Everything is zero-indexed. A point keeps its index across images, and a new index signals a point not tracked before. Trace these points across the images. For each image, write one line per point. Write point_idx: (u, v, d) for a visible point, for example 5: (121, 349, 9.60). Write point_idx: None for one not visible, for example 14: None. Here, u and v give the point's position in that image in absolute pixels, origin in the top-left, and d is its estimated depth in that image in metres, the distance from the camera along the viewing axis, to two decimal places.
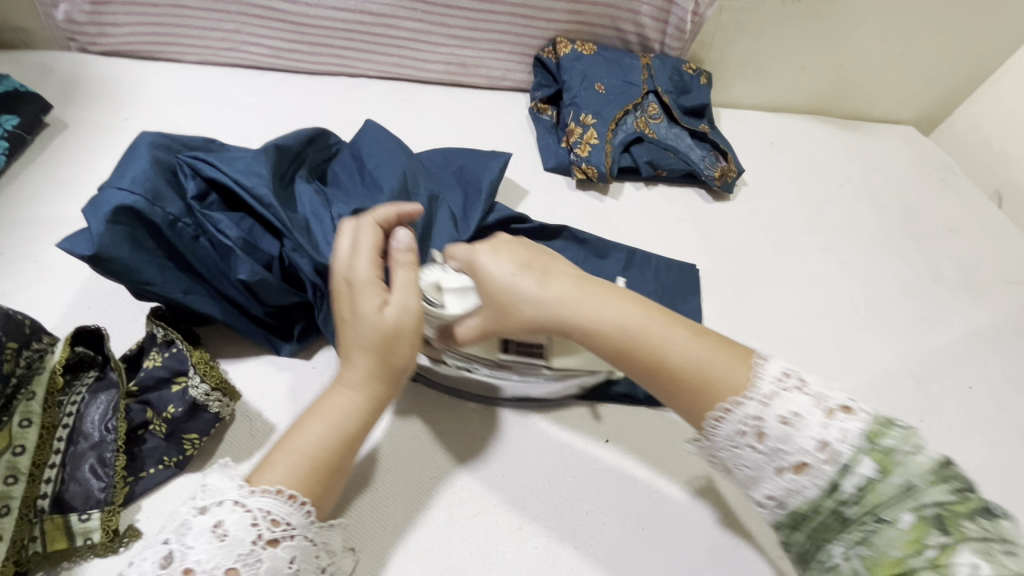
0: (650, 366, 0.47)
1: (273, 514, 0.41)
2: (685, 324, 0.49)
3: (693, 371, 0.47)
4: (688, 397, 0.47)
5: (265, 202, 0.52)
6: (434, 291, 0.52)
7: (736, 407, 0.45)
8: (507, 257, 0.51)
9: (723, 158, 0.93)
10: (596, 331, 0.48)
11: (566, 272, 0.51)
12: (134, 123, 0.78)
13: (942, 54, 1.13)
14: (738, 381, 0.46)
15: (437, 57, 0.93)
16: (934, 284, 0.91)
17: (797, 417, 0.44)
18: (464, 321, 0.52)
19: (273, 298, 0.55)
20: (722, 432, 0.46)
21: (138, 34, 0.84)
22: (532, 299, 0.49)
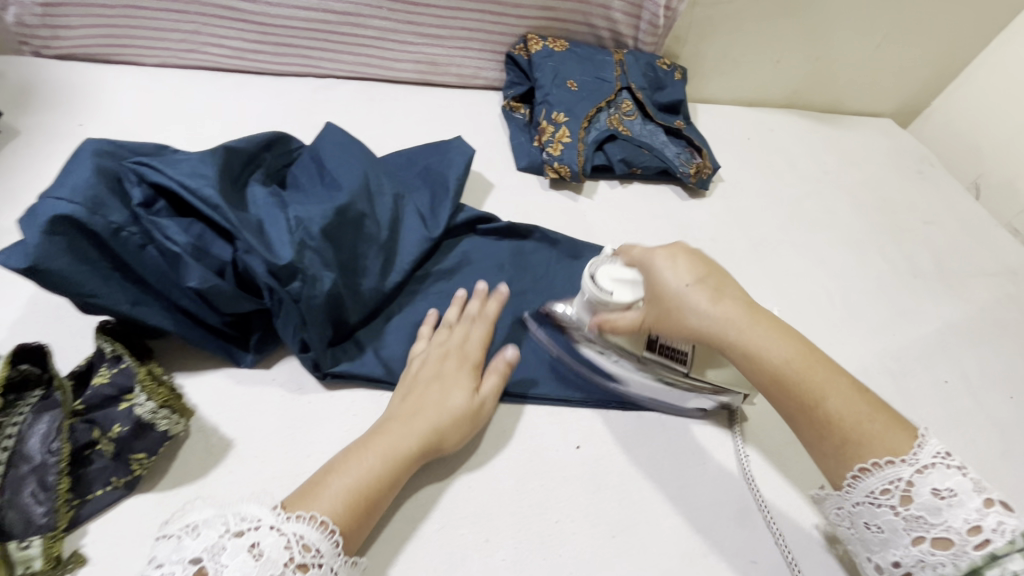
0: (801, 404, 0.48)
1: (305, 540, 0.42)
2: (851, 379, 0.48)
3: (844, 418, 0.47)
4: (835, 440, 0.47)
5: (211, 204, 0.50)
6: (605, 276, 0.57)
7: (885, 466, 0.45)
8: (686, 268, 0.52)
9: (699, 155, 0.92)
10: (754, 360, 0.50)
11: (738, 295, 0.52)
12: (90, 128, 0.75)
13: (917, 46, 1.13)
14: (888, 437, 0.46)
15: (407, 56, 0.92)
16: (911, 277, 0.90)
17: (952, 494, 0.43)
18: (626, 312, 0.56)
19: (227, 306, 0.52)
20: (863, 486, 0.46)
21: (94, 37, 0.81)
22: (702, 316, 0.50)
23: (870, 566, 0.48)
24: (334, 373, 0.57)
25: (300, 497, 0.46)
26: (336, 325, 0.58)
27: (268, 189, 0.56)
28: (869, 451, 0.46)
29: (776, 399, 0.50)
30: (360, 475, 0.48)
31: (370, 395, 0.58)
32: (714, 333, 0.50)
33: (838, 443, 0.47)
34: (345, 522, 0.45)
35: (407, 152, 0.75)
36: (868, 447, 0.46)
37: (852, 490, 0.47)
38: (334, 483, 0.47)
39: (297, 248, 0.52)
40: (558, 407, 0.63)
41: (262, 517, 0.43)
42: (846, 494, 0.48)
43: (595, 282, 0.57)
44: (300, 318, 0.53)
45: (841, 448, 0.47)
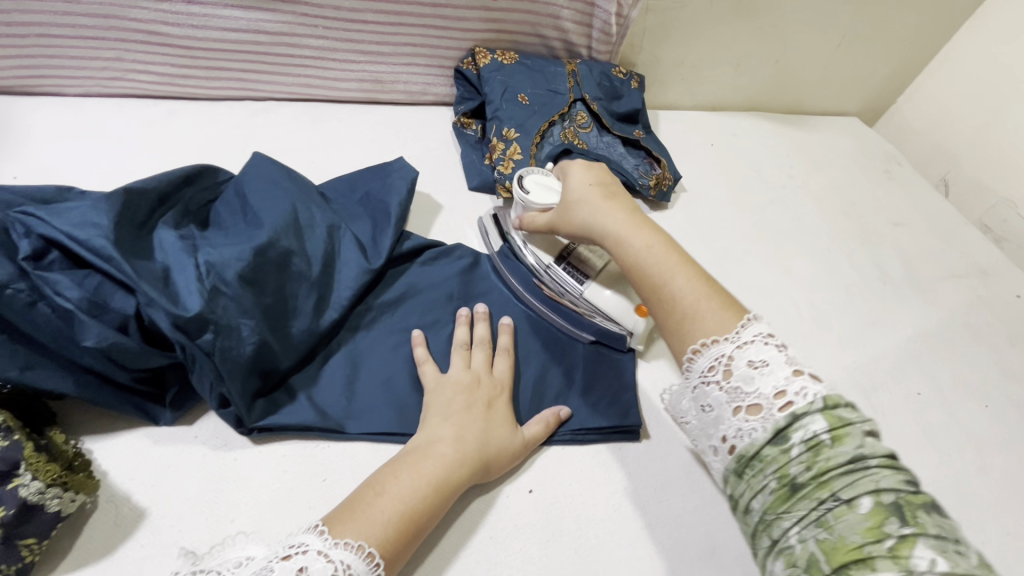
0: (648, 287, 0.53)
1: (351, 570, 0.41)
2: (703, 270, 0.53)
3: (686, 297, 0.50)
4: (675, 316, 0.50)
5: (105, 256, 0.46)
6: (531, 180, 0.67)
7: (715, 344, 0.46)
8: (590, 176, 0.63)
9: (658, 165, 0.89)
10: (620, 248, 0.56)
11: (629, 203, 0.60)
12: (3, 167, 0.70)
13: (878, 43, 1.11)
14: (719, 318, 0.48)
15: (349, 74, 0.88)
16: (879, 283, 0.88)
17: (764, 364, 0.43)
18: (541, 208, 0.66)
19: (134, 364, 0.48)
20: (698, 367, 0.47)
21: (6, 69, 0.76)
22: (588, 210, 0.60)
23: (709, 453, 0.47)
24: (260, 427, 0.53)
25: (341, 518, 0.44)
26: (264, 374, 0.54)
27: (178, 232, 0.52)
28: (704, 330, 0.48)
29: (635, 286, 0.55)
30: (408, 500, 0.46)
31: (301, 446, 0.54)
32: (592, 229, 0.60)
33: (678, 319, 0.50)
34: (392, 545, 0.44)
35: (345, 179, 0.71)
36: (702, 325, 0.48)
37: (690, 371, 0.48)
38: (386, 499, 0.46)
39: (208, 296, 0.48)
40: None
41: (310, 543, 0.42)
42: (688, 380, 0.48)
43: (522, 183, 0.67)
44: (215, 371, 0.49)
45: (679, 323, 0.50)
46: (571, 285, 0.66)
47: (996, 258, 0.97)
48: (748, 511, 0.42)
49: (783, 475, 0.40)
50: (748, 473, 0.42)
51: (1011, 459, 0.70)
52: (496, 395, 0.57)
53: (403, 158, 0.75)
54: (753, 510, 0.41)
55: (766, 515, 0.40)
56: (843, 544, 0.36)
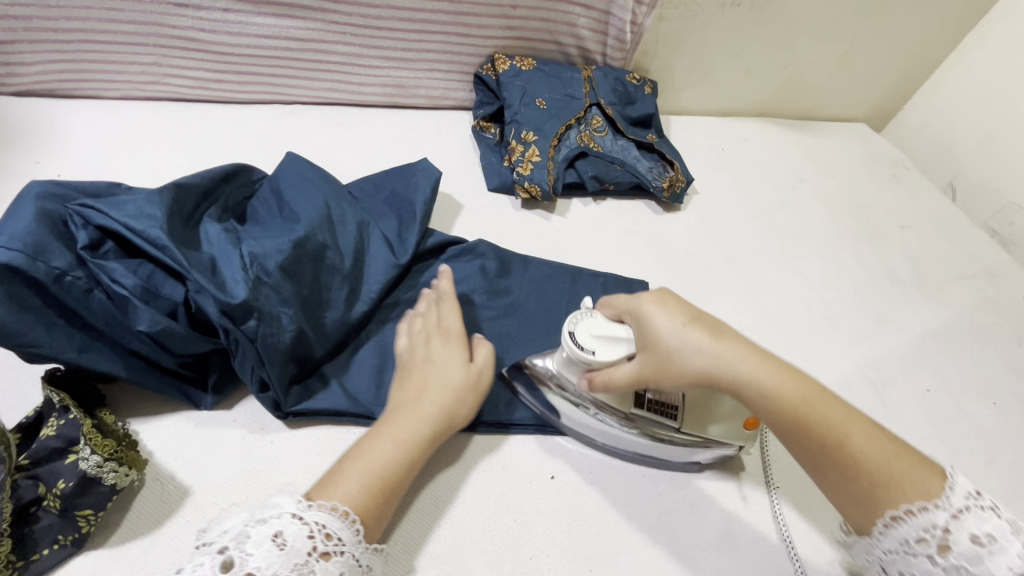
0: (823, 446, 0.47)
1: (327, 529, 0.44)
2: (849, 404, 0.49)
3: (870, 459, 0.46)
4: (865, 486, 0.45)
5: (158, 245, 0.49)
6: (586, 333, 0.53)
7: (922, 512, 0.43)
8: (678, 312, 0.50)
9: (671, 168, 0.92)
10: (771, 401, 0.48)
11: (734, 335, 0.51)
12: (48, 166, 0.74)
13: (885, 51, 1.13)
14: (914, 476, 0.45)
15: (373, 79, 0.91)
16: (888, 284, 0.90)
17: (990, 538, 0.42)
18: (618, 367, 0.52)
19: (182, 349, 0.51)
20: (896, 537, 0.44)
21: (50, 72, 0.80)
22: (701, 355, 0.49)
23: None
24: (295, 411, 0.55)
25: (313, 490, 0.47)
26: (300, 361, 0.56)
27: (222, 225, 0.55)
28: (903, 494, 0.44)
29: (796, 444, 0.48)
30: (372, 460, 0.49)
31: (335, 431, 0.57)
32: (722, 377, 0.49)
33: (868, 486, 0.45)
34: (363, 503, 0.47)
35: (372, 179, 0.74)
36: (901, 492, 0.44)
37: (884, 538, 0.45)
38: (350, 467, 0.49)
39: (252, 285, 0.51)
40: (531, 434, 0.62)
41: (286, 507, 0.44)
42: (877, 542, 0.45)
43: (578, 340, 0.52)
44: (257, 357, 0.52)
45: (873, 491, 0.45)
46: (663, 429, 0.56)
47: (1005, 260, 0.98)
48: None
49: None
50: None
51: (1020, 454, 0.72)
52: (448, 344, 0.58)
53: (426, 159, 0.78)
54: None
55: None
56: None
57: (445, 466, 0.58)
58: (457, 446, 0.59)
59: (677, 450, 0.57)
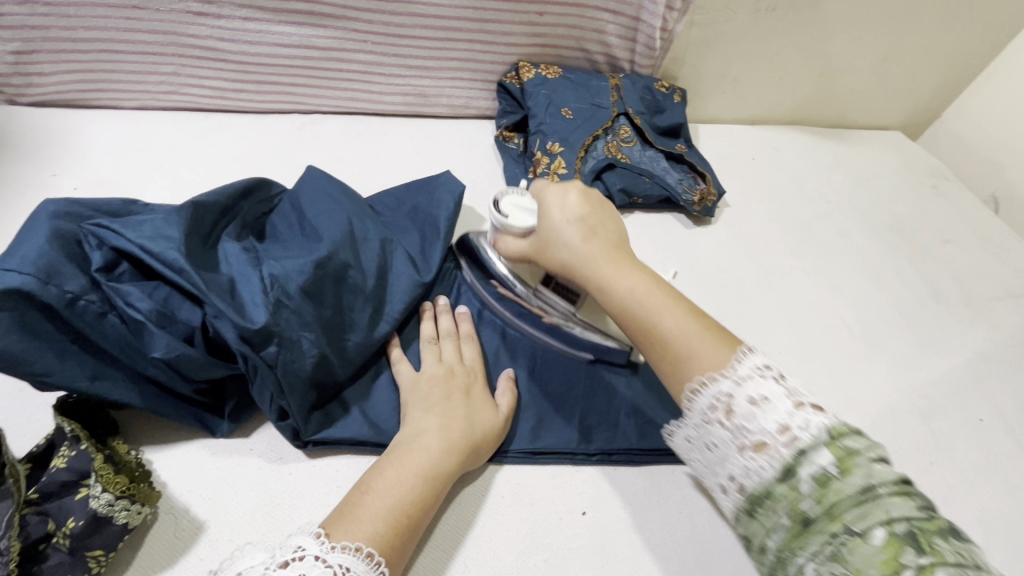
0: (641, 329, 0.52)
1: (352, 573, 0.41)
2: (693, 305, 0.52)
3: (675, 339, 0.50)
4: (668, 360, 0.50)
5: (176, 267, 0.47)
6: (508, 202, 0.63)
7: (714, 382, 0.46)
8: (572, 207, 0.59)
9: (703, 180, 0.88)
10: (607, 290, 0.55)
11: (610, 238, 0.58)
12: (65, 179, 0.72)
13: (925, 56, 1.08)
14: (714, 355, 0.48)
15: (393, 88, 0.88)
16: (933, 303, 0.85)
17: (764, 399, 0.44)
18: (517, 234, 0.61)
19: (198, 375, 0.49)
20: (697, 405, 0.47)
21: (69, 82, 0.79)
22: (568, 249, 0.57)
23: (714, 485, 0.48)
24: (316, 441, 0.53)
25: (330, 527, 0.43)
26: (320, 387, 0.54)
27: (241, 245, 0.53)
28: (696, 369, 0.48)
29: (625, 328, 0.54)
30: (399, 496, 0.46)
31: (356, 463, 0.54)
32: (574, 268, 0.57)
33: (670, 362, 0.50)
34: (388, 540, 0.44)
35: (394, 192, 0.71)
36: (698, 366, 0.48)
37: (689, 409, 0.48)
38: (373, 500, 0.45)
39: (273, 309, 0.48)
40: (561, 465, 0.58)
41: (307, 546, 0.41)
42: (688, 417, 0.48)
43: (500, 206, 0.63)
44: (276, 384, 0.49)
45: (672, 362, 0.50)
46: (561, 308, 0.62)
47: None
48: (763, 549, 0.43)
49: (794, 510, 0.41)
50: (759, 511, 0.43)
51: None
52: (473, 384, 0.57)
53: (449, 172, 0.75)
54: (768, 549, 0.43)
55: (782, 553, 0.41)
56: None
57: (471, 501, 0.54)
58: (483, 478, 0.56)
59: (571, 337, 0.63)
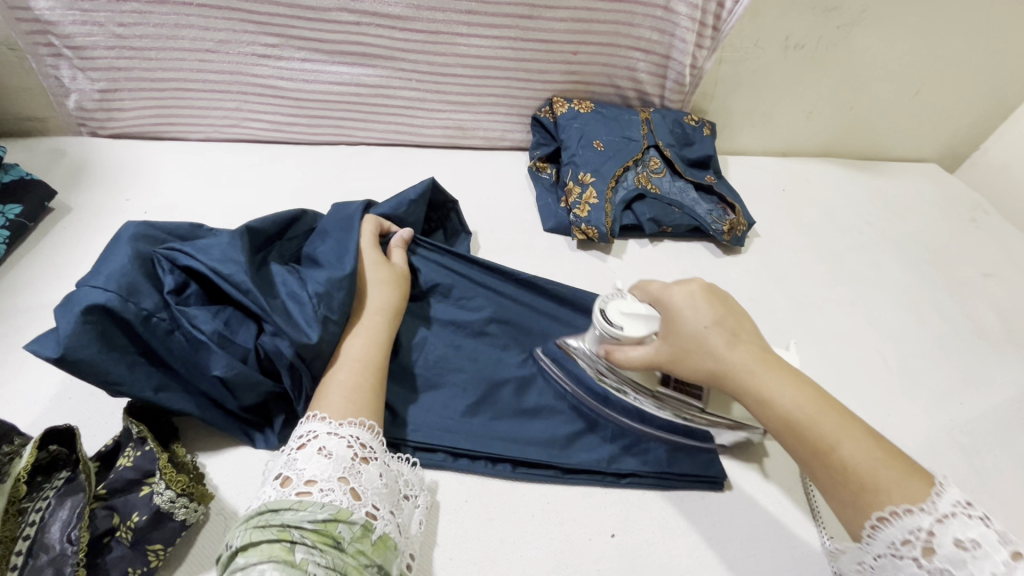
0: (810, 450, 0.45)
1: (362, 439, 0.49)
2: (870, 424, 0.45)
3: (861, 466, 0.43)
4: (850, 490, 0.43)
5: (243, 288, 0.52)
6: (615, 310, 0.56)
7: (906, 516, 0.40)
8: (705, 308, 0.52)
9: (732, 211, 0.89)
10: (769, 405, 0.47)
11: (755, 338, 0.51)
12: (136, 204, 0.79)
13: (961, 92, 1.08)
14: (908, 487, 0.41)
15: (434, 122, 0.94)
16: (974, 338, 0.83)
17: (975, 543, 0.38)
18: (639, 344, 0.55)
19: (248, 395, 0.53)
20: (882, 539, 0.41)
21: (145, 116, 0.87)
22: (715, 355, 0.50)
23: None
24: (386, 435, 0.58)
25: (312, 403, 0.51)
26: None
27: (287, 267, 0.58)
28: (887, 500, 0.41)
29: (788, 448, 0.47)
30: (352, 352, 0.56)
31: None
32: (723, 378, 0.50)
33: (854, 490, 0.42)
34: (356, 382, 0.53)
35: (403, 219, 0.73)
36: (887, 496, 0.41)
37: (871, 543, 0.42)
38: (334, 368, 0.54)
39: (322, 324, 0.53)
40: (590, 486, 0.59)
41: (317, 428, 0.48)
42: (865, 547, 0.43)
43: (607, 315, 0.56)
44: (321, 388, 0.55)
45: (855, 493, 0.42)
46: (688, 403, 0.58)
47: None
48: None
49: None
50: None
51: None
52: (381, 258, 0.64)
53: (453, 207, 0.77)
54: None
55: None
56: None
57: (502, 518, 0.56)
58: (514, 496, 0.58)
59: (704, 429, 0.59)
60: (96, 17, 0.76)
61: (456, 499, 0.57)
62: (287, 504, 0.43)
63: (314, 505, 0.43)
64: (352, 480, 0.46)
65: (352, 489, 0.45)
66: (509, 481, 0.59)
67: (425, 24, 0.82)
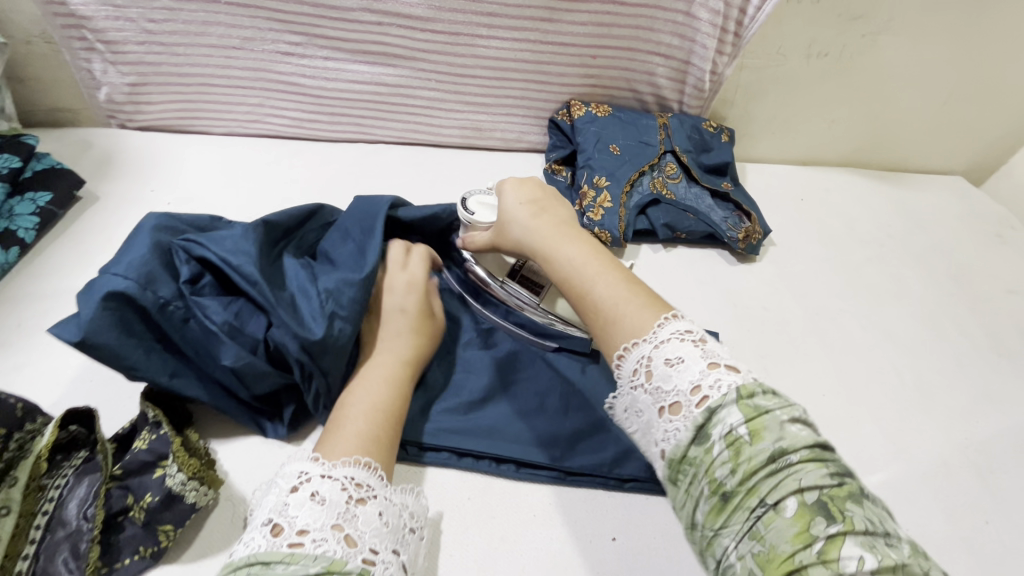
0: (578, 295, 0.55)
1: (359, 480, 0.46)
2: (629, 276, 0.55)
3: (607, 303, 0.52)
4: (598, 323, 0.52)
5: (251, 279, 0.53)
6: (474, 201, 0.68)
7: (635, 343, 0.48)
8: (521, 193, 0.65)
9: (748, 219, 0.88)
10: (553, 263, 0.58)
11: (559, 216, 0.63)
12: (159, 194, 0.81)
13: (990, 105, 1.06)
14: (639, 317, 0.50)
15: (452, 122, 0.95)
16: (994, 356, 0.81)
17: (680, 361, 0.45)
18: (483, 229, 0.67)
19: (258, 385, 0.54)
20: (624, 371, 0.49)
21: (171, 110, 0.89)
22: (524, 230, 0.62)
23: (647, 456, 0.47)
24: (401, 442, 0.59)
25: (320, 445, 0.49)
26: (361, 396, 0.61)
27: (301, 262, 0.59)
28: (622, 330, 0.50)
29: (568, 299, 0.57)
30: (373, 400, 0.54)
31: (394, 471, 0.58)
32: (527, 248, 0.62)
33: (603, 325, 0.52)
34: (374, 432, 0.51)
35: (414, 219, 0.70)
36: (622, 328, 0.50)
37: (618, 373, 0.49)
38: (351, 412, 0.53)
39: (328, 321, 0.54)
40: (594, 489, 0.59)
41: (310, 470, 0.46)
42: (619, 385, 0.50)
43: (467, 205, 0.68)
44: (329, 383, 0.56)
45: (602, 325, 0.52)
46: (526, 297, 0.68)
47: None
48: (693, 526, 0.42)
49: (713, 481, 0.41)
50: (683, 480, 0.43)
51: None
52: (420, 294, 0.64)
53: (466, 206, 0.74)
54: (697, 525, 0.41)
55: (707, 530, 0.40)
56: (774, 554, 0.36)
57: (504, 517, 0.56)
58: (517, 496, 0.58)
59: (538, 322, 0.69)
60: (128, 13, 0.78)
61: (458, 497, 0.57)
62: (278, 556, 0.40)
63: (307, 557, 0.40)
64: (346, 527, 0.43)
65: (347, 536, 0.42)
66: (512, 481, 0.59)
67: (446, 25, 0.83)
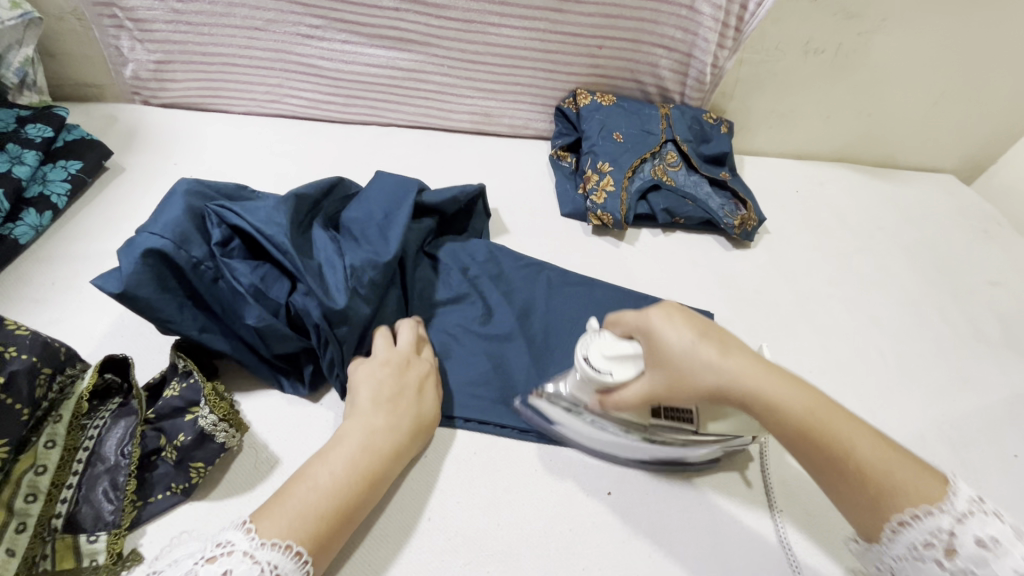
0: (826, 454, 0.45)
1: (278, 570, 0.44)
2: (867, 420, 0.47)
3: (875, 465, 0.44)
4: (866, 493, 0.44)
5: (282, 249, 0.57)
6: (599, 354, 0.52)
7: (927, 515, 0.42)
8: (685, 325, 0.49)
9: (743, 207, 0.93)
10: (774, 412, 0.46)
11: (743, 346, 0.49)
12: (181, 167, 0.85)
13: (981, 105, 1.10)
14: (921, 485, 0.43)
15: (462, 107, 0.99)
16: (974, 342, 0.85)
17: (995, 541, 0.41)
18: (634, 387, 0.52)
19: (279, 345, 0.58)
20: (904, 541, 0.43)
21: (193, 88, 0.93)
22: (714, 372, 0.47)
23: None
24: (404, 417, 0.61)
25: (256, 517, 0.46)
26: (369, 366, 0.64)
27: (328, 235, 0.63)
28: (907, 501, 0.43)
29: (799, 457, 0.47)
30: (338, 491, 0.49)
31: None
32: (722, 393, 0.47)
33: (875, 494, 0.43)
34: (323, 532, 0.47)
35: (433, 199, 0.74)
36: (904, 496, 0.43)
37: (892, 544, 0.43)
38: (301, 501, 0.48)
39: (352, 294, 0.58)
40: None
41: (236, 543, 0.44)
42: (886, 550, 0.44)
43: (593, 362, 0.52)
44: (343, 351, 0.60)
45: (874, 494, 0.44)
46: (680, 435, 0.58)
47: None
48: None
49: None
50: None
51: None
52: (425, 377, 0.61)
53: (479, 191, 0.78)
54: None
55: None
56: None
57: (507, 471, 0.61)
58: (519, 453, 0.62)
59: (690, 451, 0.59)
60: None
61: (465, 452, 0.62)
62: None
63: None
64: None
65: None
66: (515, 441, 0.63)
67: (460, 13, 0.86)
